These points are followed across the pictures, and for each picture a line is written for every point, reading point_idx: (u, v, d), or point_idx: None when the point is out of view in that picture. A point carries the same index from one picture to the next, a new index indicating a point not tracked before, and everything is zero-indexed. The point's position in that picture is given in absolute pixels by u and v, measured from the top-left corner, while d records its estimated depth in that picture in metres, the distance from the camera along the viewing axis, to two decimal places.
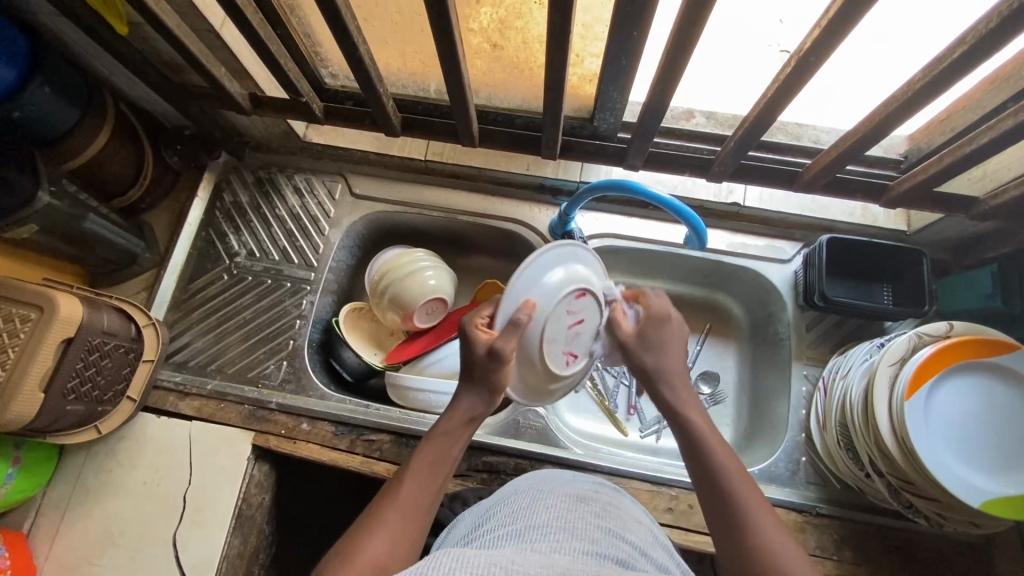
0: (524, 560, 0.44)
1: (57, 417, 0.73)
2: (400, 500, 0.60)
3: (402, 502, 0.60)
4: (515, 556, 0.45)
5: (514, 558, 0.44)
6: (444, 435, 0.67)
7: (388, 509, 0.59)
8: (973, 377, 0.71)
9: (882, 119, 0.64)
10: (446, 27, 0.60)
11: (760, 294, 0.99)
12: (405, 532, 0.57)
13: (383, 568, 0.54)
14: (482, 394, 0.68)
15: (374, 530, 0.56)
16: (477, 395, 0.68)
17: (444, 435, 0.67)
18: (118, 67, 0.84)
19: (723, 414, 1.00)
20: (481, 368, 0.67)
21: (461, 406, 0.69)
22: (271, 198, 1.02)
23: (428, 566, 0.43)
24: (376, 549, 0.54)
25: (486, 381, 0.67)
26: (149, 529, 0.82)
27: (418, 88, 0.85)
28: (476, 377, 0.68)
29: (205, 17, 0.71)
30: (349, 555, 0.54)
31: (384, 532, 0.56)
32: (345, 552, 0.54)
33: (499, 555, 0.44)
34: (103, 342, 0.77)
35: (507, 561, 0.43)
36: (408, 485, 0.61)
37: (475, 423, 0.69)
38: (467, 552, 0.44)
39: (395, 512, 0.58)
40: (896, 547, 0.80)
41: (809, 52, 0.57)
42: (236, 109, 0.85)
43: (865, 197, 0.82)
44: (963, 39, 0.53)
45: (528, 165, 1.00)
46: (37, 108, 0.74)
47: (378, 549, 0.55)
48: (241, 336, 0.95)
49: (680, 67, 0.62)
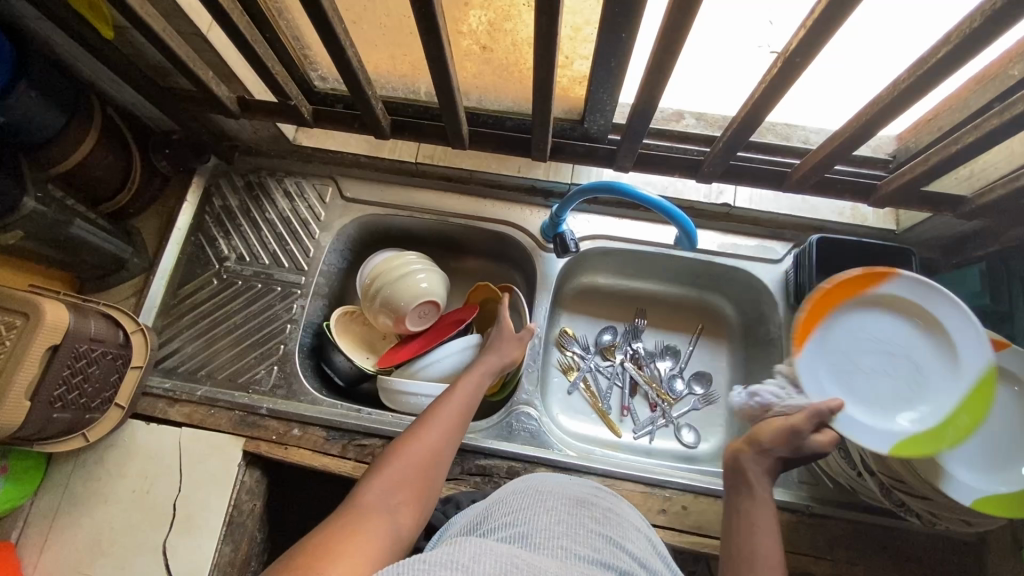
0: (534, 565, 0.44)
1: (43, 425, 0.72)
2: (447, 405, 0.73)
3: (447, 409, 0.73)
4: (524, 560, 0.45)
5: (523, 563, 0.44)
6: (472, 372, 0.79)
7: (434, 412, 0.72)
8: (881, 318, 0.73)
9: (870, 119, 0.64)
10: (433, 29, 0.60)
11: (751, 294, 0.99)
12: (448, 432, 0.71)
13: (430, 453, 0.68)
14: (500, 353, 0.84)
15: (426, 426, 0.70)
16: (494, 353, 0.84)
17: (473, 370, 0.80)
18: (105, 72, 0.84)
19: (715, 415, 1.00)
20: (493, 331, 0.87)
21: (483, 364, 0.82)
22: (261, 202, 1.02)
23: (436, 561, 0.42)
24: (427, 439, 0.68)
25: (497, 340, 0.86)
26: (139, 537, 0.81)
27: (408, 91, 0.85)
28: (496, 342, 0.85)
29: (192, 21, 0.71)
30: (405, 443, 0.67)
31: (434, 428, 0.70)
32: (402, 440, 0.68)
33: (509, 557, 0.44)
34: (90, 349, 0.76)
35: (518, 565, 0.43)
36: (451, 395, 0.75)
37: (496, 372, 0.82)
38: (480, 552, 0.44)
39: (438, 417, 0.72)
40: (888, 546, 0.80)
41: (795, 53, 0.57)
42: (224, 113, 0.84)
43: (853, 197, 0.82)
44: (947, 39, 0.54)
45: (519, 168, 1.00)
46: (22, 113, 0.73)
47: (428, 441, 0.68)
48: (231, 341, 0.94)
49: (668, 68, 0.62)
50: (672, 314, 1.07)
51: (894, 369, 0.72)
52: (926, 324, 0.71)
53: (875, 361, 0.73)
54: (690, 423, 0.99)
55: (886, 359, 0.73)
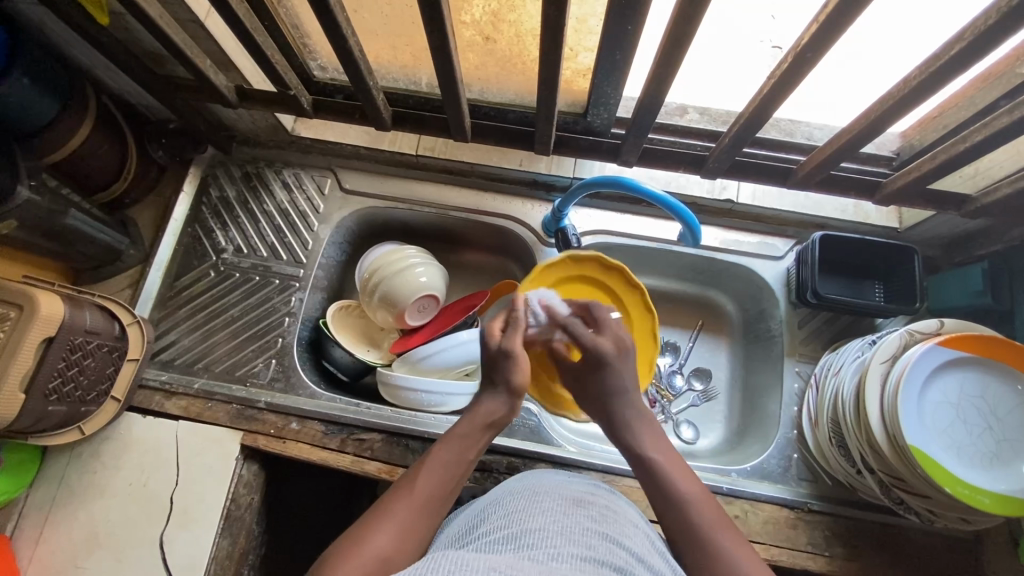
0: (522, 566, 0.43)
1: (38, 417, 0.71)
2: (413, 493, 0.58)
3: (410, 497, 0.58)
4: (512, 561, 0.44)
5: (512, 564, 0.43)
6: (461, 435, 0.66)
7: (396, 506, 0.57)
8: (976, 369, 0.71)
9: (878, 117, 0.64)
10: (438, 18, 0.58)
11: (752, 290, 0.99)
12: (414, 528, 0.56)
13: (386, 561, 0.52)
14: (502, 395, 0.69)
15: (384, 523, 0.55)
16: (494, 396, 0.69)
17: (457, 435, 0.66)
18: (100, 59, 0.82)
19: (714, 411, 1.00)
20: (494, 365, 0.71)
21: (482, 409, 0.68)
22: (259, 193, 1.01)
23: (420, 570, 0.42)
24: (381, 544, 0.53)
25: (505, 380, 0.69)
26: (136, 530, 0.81)
27: (408, 82, 0.84)
28: (495, 377, 0.70)
29: (190, 7, 0.69)
30: (354, 550, 0.52)
31: (395, 522, 0.55)
32: (347, 546, 0.52)
33: (495, 559, 0.43)
34: (85, 341, 0.75)
35: (505, 566, 0.42)
36: (421, 480, 0.60)
37: (493, 430, 0.68)
38: (465, 555, 0.43)
39: (403, 503, 0.57)
40: (886, 542, 0.81)
41: (807, 48, 0.56)
42: (222, 102, 0.83)
43: (858, 194, 0.82)
44: (960, 36, 0.53)
45: (521, 161, 0.98)
46: (15, 100, 0.71)
47: (382, 544, 0.53)
48: (228, 334, 0.93)
49: (676, 62, 0.61)
50: (673, 311, 1.07)
51: (977, 429, 0.70)
52: (984, 364, 0.71)
53: (949, 390, 0.71)
54: (689, 419, 0.99)
55: (972, 410, 0.71)
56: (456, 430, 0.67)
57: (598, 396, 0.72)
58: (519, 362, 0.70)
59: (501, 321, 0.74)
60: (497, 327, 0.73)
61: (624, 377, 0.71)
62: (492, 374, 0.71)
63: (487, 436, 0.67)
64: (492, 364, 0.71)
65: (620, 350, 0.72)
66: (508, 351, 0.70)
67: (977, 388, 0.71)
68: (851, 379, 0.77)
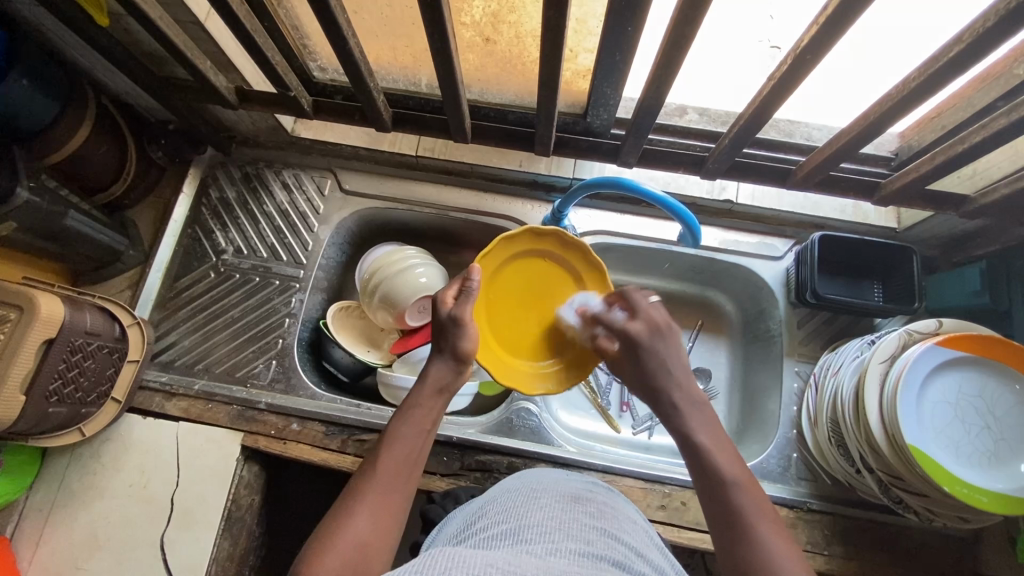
0: (521, 561, 0.43)
1: (38, 419, 0.71)
2: (376, 476, 0.58)
3: (379, 481, 0.57)
4: (511, 556, 0.44)
5: (511, 559, 0.43)
6: (414, 409, 0.64)
7: (362, 490, 0.56)
8: (975, 369, 0.71)
9: (877, 118, 0.64)
10: (439, 20, 0.59)
11: (752, 291, 0.99)
12: (384, 510, 0.55)
13: (363, 547, 0.52)
14: (448, 361, 0.68)
15: (353, 511, 0.54)
16: (443, 364, 0.68)
17: (413, 409, 0.64)
18: (99, 60, 0.82)
19: (714, 410, 1.01)
20: (443, 334, 0.69)
21: (430, 377, 0.67)
22: (259, 194, 1.01)
23: (420, 565, 0.42)
24: (356, 534, 0.52)
25: (452, 346, 0.68)
26: (135, 532, 0.81)
27: (408, 83, 0.84)
28: (442, 345, 0.69)
29: (190, 8, 0.69)
30: (329, 541, 0.51)
31: (364, 507, 0.55)
32: (323, 537, 0.52)
33: (494, 555, 0.43)
34: (85, 342, 0.75)
35: (505, 561, 0.43)
36: (383, 459, 0.59)
37: (447, 395, 0.67)
38: (465, 551, 0.43)
39: (371, 488, 0.57)
40: (885, 540, 0.81)
41: (806, 50, 0.56)
42: (221, 103, 0.83)
43: (857, 195, 0.82)
44: (958, 39, 0.53)
45: (520, 161, 0.98)
46: (15, 102, 0.71)
47: (357, 532, 0.52)
48: (228, 335, 0.93)
49: (676, 63, 0.62)
50: (673, 311, 1.07)
51: (976, 428, 0.70)
52: (983, 364, 0.71)
53: (948, 389, 0.71)
54: None
55: (973, 410, 0.71)
56: (412, 404, 0.65)
57: (639, 367, 0.66)
58: (469, 330, 0.69)
59: (455, 289, 0.72)
60: (451, 297, 0.71)
61: (668, 354, 0.65)
62: (438, 342, 0.70)
63: (444, 400, 0.66)
64: (440, 332, 0.70)
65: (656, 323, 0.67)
66: (457, 318, 0.69)
67: (976, 387, 0.72)
68: (850, 379, 0.77)
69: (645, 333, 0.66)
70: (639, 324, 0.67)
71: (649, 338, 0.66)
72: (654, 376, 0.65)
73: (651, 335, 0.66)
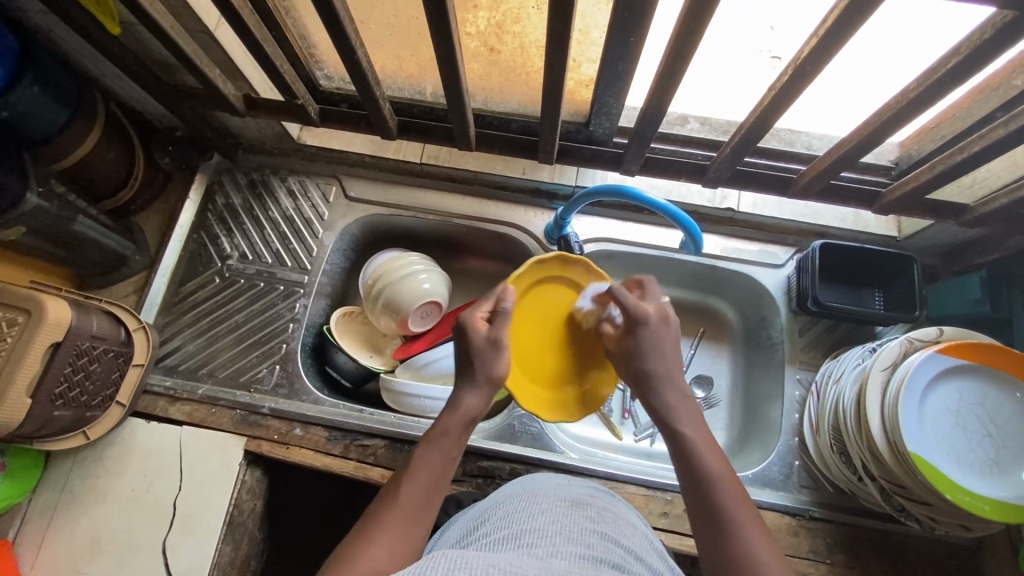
0: (522, 564, 0.43)
1: (44, 422, 0.72)
2: (400, 504, 0.58)
3: (400, 507, 0.58)
4: (514, 559, 0.44)
5: (513, 562, 0.43)
6: (443, 436, 0.64)
7: (384, 520, 0.57)
8: (976, 376, 0.72)
9: (876, 128, 0.65)
10: (445, 30, 0.60)
11: (753, 298, 1.00)
12: (405, 539, 0.56)
13: (381, 573, 0.52)
14: (484, 389, 0.67)
15: (372, 537, 0.55)
16: (480, 390, 0.67)
17: (442, 435, 0.64)
18: (109, 67, 0.83)
19: (715, 418, 1.01)
20: (479, 355, 0.68)
21: (464, 406, 0.66)
22: (264, 200, 1.02)
23: (421, 569, 0.41)
24: (372, 561, 0.52)
25: (487, 372, 0.67)
26: (139, 537, 0.81)
27: (414, 91, 0.85)
28: (476, 370, 0.67)
29: (200, 17, 0.70)
30: (344, 565, 0.52)
31: (384, 536, 0.55)
32: (340, 562, 0.53)
33: (496, 557, 0.44)
34: (92, 346, 0.75)
35: (506, 564, 0.43)
36: (407, 488, 0.59)
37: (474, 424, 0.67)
38: (467, 553, 0.43)
39: (391, 515, 0.57)
40: (888, 549, 0.81)
41: (806, 60, 0.57)
42: (230, 110, 0.84)
43: (857, 204, 0.83)
44: (957, 50, 0.54)
45: (524, 169, 1.00)
46: (26, 110, 0.72)
47: (376, 559, 0.53)
48: (232, 340, 0.94)
49: (677, 74, 0.63)
50: None
51: (979, 434, 0.71)
52: (985, 372, 0.71)
53: (950, 396, 0.71)
54: None
55: (974, 416, 0.71)
56: (442, 431, 0.65)
57: (629, 359, 0.68)
58: (505, 353, 0.68)
59: (485, 309, 0.71)
60: (482, 317, 0.70)
61: (663, 342, 0.67)
62: (470, 366, 0.68)
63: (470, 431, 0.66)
64: (474, 351, 0.68)
65: (644, 319, 0.67)
66: (497, 340, 0.68)
67: (978, 394, 0.72)
68: (851, 385, 0.77)
69: (652, 319, 0.67)
70: (650, 307, 0.68)
71: (659, 322, 0.68)
72: (637, 362, 0.67)
73: (640, 330, 0.67)
